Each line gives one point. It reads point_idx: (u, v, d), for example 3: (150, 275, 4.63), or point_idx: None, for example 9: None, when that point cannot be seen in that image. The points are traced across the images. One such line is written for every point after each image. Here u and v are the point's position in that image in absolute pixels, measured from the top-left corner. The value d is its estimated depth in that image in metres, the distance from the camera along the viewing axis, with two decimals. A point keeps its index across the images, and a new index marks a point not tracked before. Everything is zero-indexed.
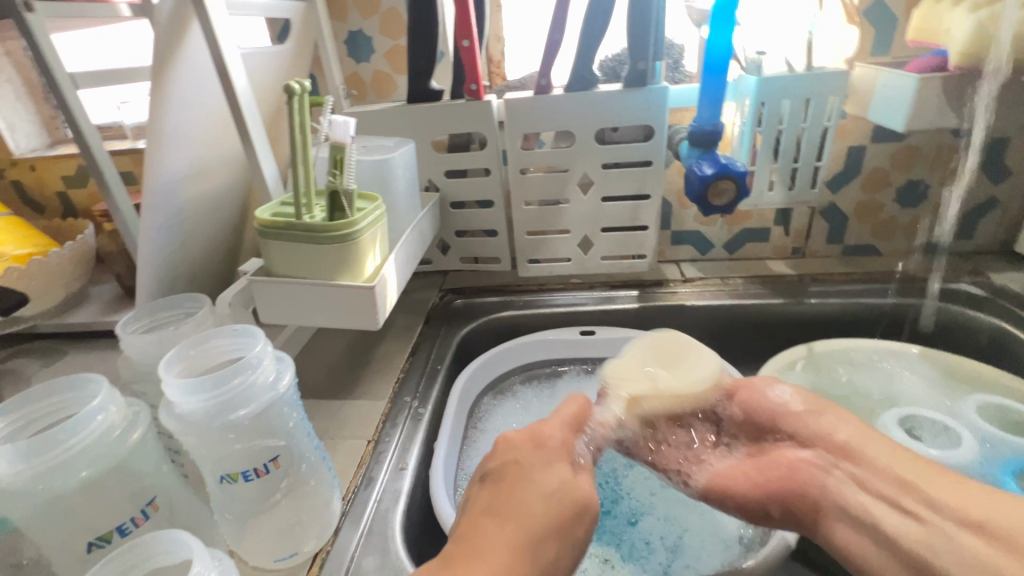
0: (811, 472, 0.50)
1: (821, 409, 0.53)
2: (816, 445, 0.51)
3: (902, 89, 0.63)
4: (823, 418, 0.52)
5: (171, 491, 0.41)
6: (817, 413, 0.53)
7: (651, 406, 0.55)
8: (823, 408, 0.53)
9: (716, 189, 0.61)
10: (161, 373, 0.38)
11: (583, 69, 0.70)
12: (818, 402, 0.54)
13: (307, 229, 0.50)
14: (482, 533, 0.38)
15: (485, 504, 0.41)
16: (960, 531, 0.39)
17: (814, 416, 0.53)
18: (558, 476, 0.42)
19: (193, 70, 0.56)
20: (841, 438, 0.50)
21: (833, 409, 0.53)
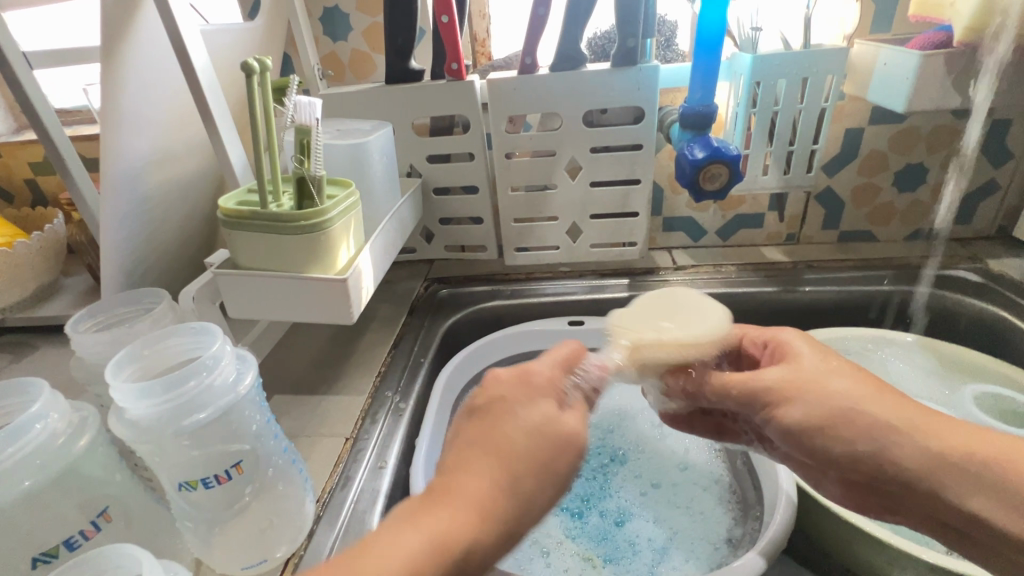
0: (875, 500, 0.42)
1: (858, 425, 0.39)
2: (863, 483, 0.41)
3: (903, 67, 0.59)
4: (866, 433, 0.39)
5: (129, 499, 0.38)
6: (847, 451, 0.39)
7: (654, 356, 0.45)
8: (850, 425, 0.39)
9: (707, 174, 0.59)
10: (109, 378, 0.35)
11: (569, 48, 0.67)
12: (850, 415, 0.39)
13: (272, 219, 0.47)
14: (458, 478, 0.32)
15: (466, 440, 0.34)
16: None
17: (849, 437, 0.39)
18: (540, 410, 0.35)
19: (147, 46, 0.52)
20: (894, 473, 0.38)
21: (870, 411, 0.39)
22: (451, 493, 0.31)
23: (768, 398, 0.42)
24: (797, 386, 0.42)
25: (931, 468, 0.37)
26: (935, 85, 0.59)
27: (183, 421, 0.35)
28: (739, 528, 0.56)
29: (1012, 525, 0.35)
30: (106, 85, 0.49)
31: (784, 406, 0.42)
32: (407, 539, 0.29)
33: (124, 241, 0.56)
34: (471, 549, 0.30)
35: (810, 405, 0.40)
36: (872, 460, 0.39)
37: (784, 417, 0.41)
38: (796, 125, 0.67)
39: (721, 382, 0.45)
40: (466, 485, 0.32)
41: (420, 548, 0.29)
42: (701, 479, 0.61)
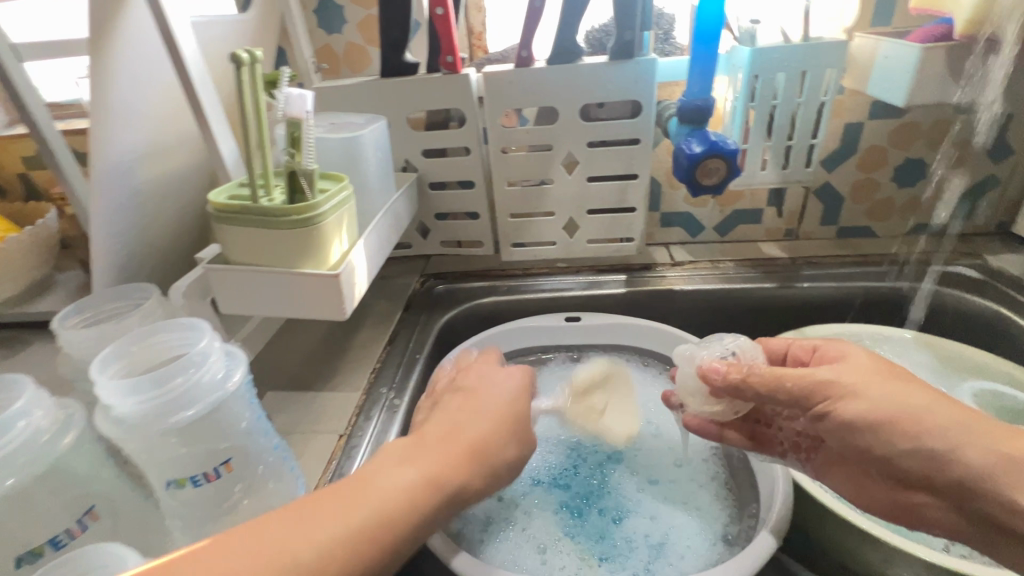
0: (925, 509, 0.42)
1: (922, 421, 0.39)
2: (923, 486, 0.41)
3: (903, 60, 0.58)
4: (927, 433, 0.39)
5: (116, 497, 0.38)
6: (908, 445, 0.40)
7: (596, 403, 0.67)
8: (910, 419, 0.39)
9: (705, 169, 0.58)
10: (94, 375, 0.35)
11: (566, 41, 0.66)
12: (911, 411, 0.39)
13: (263, 213, 0.46)
14: (455, 430, 0.42)
15: (457, 406, 0.46)
16: None
17: (911, 432, 0.39)
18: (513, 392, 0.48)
19: (136, 37, 0.51)
20: (951, 474, 0.38)
21: (933, 409, 0.39)
22: (439, 443, 0.41)
23: (825, 390, 0.42)
24: (859, 380, 0.42)
25: (996, 471, 0.36)
26: (935, 78, 0.58)
27: (170, 418, 0.35)
28: (735, 524, 0.55)
29: None
30: (95, 77, 0.49)
31: (843, 399, 0.42)
32: (407, 467, 0.37)
33: (115, 236, 0.55)
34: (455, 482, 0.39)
35: (868, 399, 0.41)
36: (931, 456, 0.39)
37: (842, 410, 0.41)
38: (794, 120, 0.66)
39: (774, 372, 0.44)
40: (452, 440, 0.41)
41: (418, 474, 0.37)
42: (698, 475, 0.61)
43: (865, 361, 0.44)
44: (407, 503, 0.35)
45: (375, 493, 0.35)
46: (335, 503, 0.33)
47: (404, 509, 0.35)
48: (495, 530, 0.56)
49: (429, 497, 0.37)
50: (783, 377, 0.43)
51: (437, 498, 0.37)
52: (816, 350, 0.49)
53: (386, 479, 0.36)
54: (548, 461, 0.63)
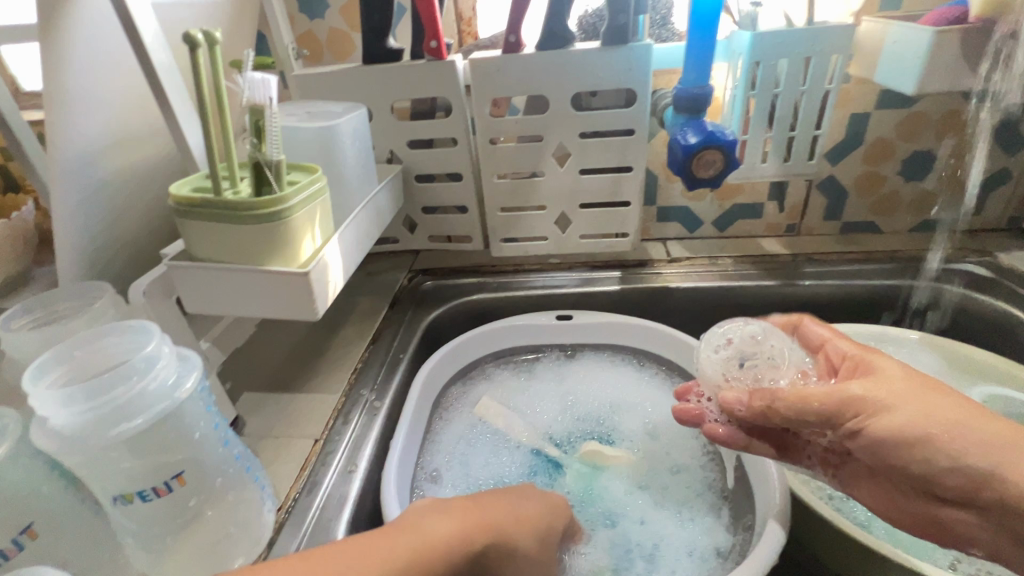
0: (965, 528, 0.39)
1: (959, 434, 0.37)
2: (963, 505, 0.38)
3: (913, 45, 0.55)
4: (964, 445, 0.37)
5: (61, 511, 0.35)
6: (946, 458, 0.37)
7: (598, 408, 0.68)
8: (949, 432, 0.37)
9: (701, 161, 0.54)
10: (27, 384, 0.32)
11: (556, 26, 0.63)
12: (961, 427, 0.37)
13: (225, 207, 0.43)
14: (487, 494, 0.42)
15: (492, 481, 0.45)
16: None
17: (958, 448, 0.37)
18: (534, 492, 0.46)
19: (94, 19, 0.48)
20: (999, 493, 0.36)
21: (971, 428, 0.37)
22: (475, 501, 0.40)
23: (856, 406, 0.39)
24: (900, 395, 0.39)
25: None
26: (948, 65, 0.54)
27: (111, 430, 0.32)
28: (728, 535, 0.52)
29: None
30: (48, 61, 0.46)
31: (875, 415, 0.39)
32: (445, 517, 0.37)
33: (80, 232, 0.52)
34: (483, 539, 0.38)
35: (907, 415, 0.38)
36: (974, 475, 0.36)
37: (876, 427, 0.39)
38: (797, 109, 0.63)
39: (799, 391, 0.41)
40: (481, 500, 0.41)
41: (452, 527, 0.37)
42: (691, 482, 0.58)
43: (899, 374, 0.41)
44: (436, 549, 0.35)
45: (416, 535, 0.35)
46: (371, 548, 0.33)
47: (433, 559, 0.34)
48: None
49: (460, 547, 0.36)
50: (809, 398, 0.41)
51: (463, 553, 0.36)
52: (849, 356, 0.45)
53: (418, 527, 0.36)
54: (534, 468, 0.61)
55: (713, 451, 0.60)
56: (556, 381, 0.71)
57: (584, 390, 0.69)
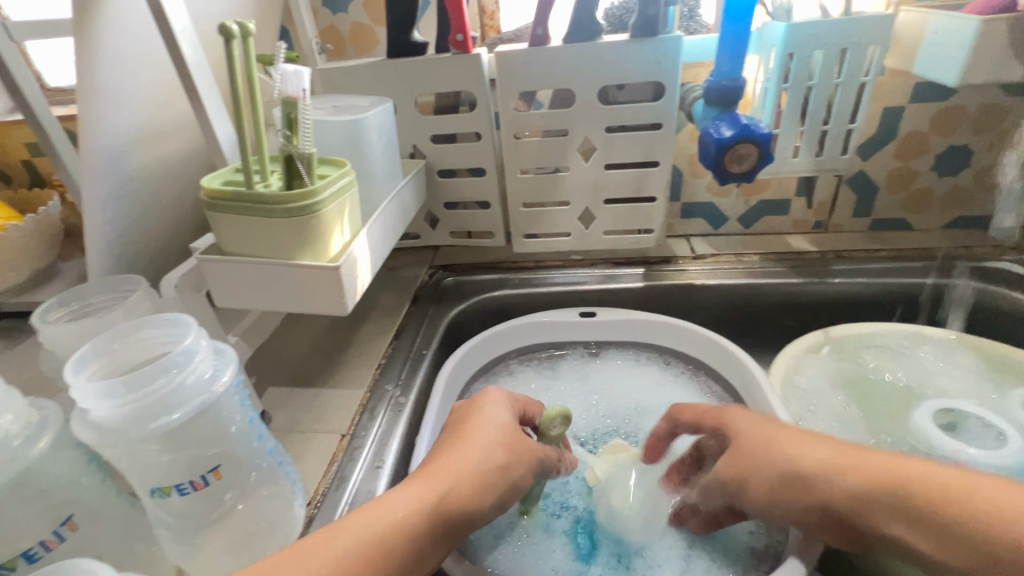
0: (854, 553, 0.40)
1: (803, 469, 0.39)
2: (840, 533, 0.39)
3: (957, 34, 0.53)
4: (814, 482, 0.38)
5: (98, 504, 0.35)
6: (800, 494, 0.39)
7: (619, 404, 0.67)
8: (795, 475, 0.39)
9: (734, 154, 0.53)
10: (69, 373, 0.32)
11: (583, 17, 0.62)
12: (837, 461, 0.38)
13: (258, 200, 0.43)
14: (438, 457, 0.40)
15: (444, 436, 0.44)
16: None
17: (829, 484, 0.38)
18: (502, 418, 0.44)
19: (126, 12, 0.48)
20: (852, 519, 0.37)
21: (813, 463, 0.39)
22: (440, 461, 0.40)
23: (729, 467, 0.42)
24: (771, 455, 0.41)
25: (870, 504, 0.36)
26: (994, 54, 0.52)
27: (151, 423, 0.32)
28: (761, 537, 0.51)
29: (957, 558, 0.33)
30: (82, 55, 0.46)
31: (744, 473, 0.41)
32: (396, 495, 0.37)
33: (109, 227, 0.52)
34: (453, 498, 0.38)
35: (789, 464, 0.40)
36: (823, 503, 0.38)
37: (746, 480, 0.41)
38: (831, 103, 0.61)
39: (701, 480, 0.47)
40: (438, 460, 0.40)
41: (409, 503, 0.37)
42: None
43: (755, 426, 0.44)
44: (406, 525, 0.36)
45: (365, 525, 0.35)
46: (340, 541, 0.34)
47: (407, 532, 0.35)
48: (506, 539, 0.52)
49: (429, 518, 0.37)
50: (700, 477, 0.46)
51: (435, 521, 0.37)
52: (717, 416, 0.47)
53: (381, 507, 0.36)
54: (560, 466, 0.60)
55: None
56: (579, 379, 0.70)
57: (607, 389, 0.68)
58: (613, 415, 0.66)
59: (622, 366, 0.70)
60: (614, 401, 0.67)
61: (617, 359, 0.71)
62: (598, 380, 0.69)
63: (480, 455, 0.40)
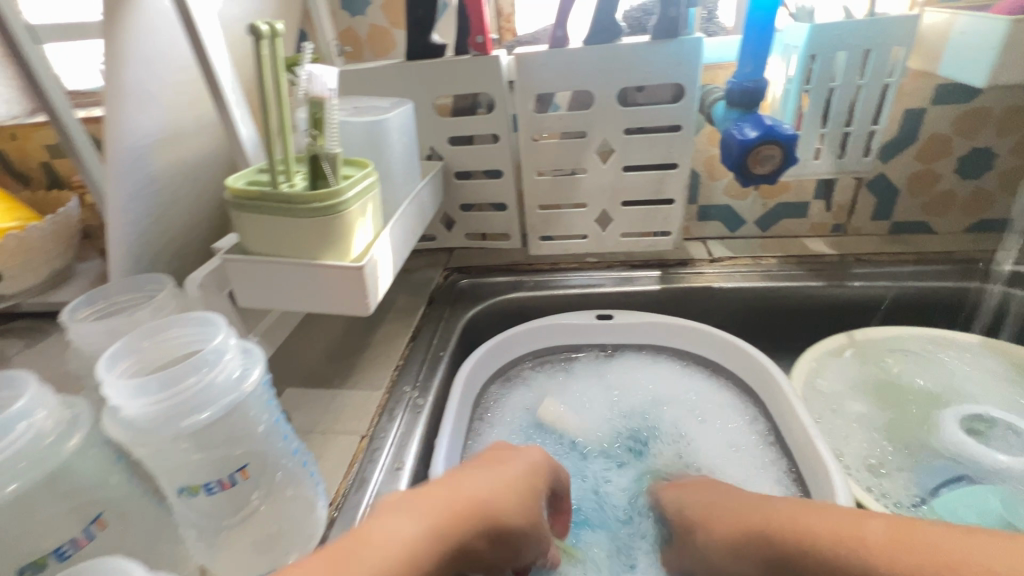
0: None
1: (711, 522, 0.43)
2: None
3: (984, 35, 0.52)
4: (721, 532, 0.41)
5: (126, 503, 0.35)
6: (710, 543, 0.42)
7: (640, 403, 0.66)
8: (708, 528, 0.43)
9: (757, 156, 0.53)
10: (101, 372, 0.32)
11: (603, 18, 0.61)
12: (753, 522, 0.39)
13: (284, 200, 0.43)
14: (460, 484, 0.39)
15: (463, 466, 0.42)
16: None
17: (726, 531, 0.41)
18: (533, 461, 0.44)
19: (153, 13, 0.49)
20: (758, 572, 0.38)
21: (720, 522, 0.42)
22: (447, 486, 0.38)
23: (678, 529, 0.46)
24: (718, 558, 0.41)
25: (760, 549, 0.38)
26: (1023, 55, 0.51)
27: (182, 421, 0.32)
28: None
29: None
30: (108, 56, 0.46)
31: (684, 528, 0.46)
32: (410, 519, 0.34)
33: (131, 227, 0.53)
34: (466, 532, 0.35)
35: (723, 539, 0.41)
36: (730, 553, 0.40)
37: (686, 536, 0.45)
38: (853, 105, 0.61)
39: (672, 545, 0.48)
40: (444, 483, 0.38)
41: (421, 528, 0.33)
42: (749, 465, 0.57)
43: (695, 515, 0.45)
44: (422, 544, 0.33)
45: (374, 541, 0.31)
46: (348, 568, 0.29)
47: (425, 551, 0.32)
48: None
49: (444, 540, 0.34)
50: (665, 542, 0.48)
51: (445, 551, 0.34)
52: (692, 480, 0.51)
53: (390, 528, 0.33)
54: (590, 471, 0.59)
55: (771, 444, 0.58)
56: (596, 377, 0.69)
57: (622, 385, 0.68)
58: (634, 415, 0.65)
59: (642, 365, 0.69)
60: (634, 400, 0.66)
61: (636, 359, 0.70)
62: (618, 380, 0.68)
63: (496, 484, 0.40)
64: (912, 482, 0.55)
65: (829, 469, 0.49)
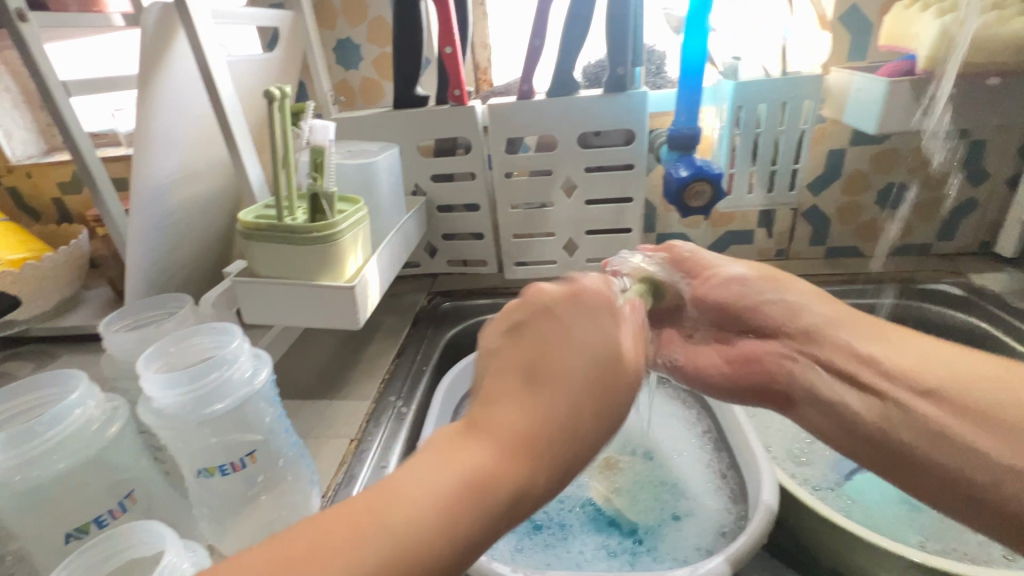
0: (779, 363, 0.50)
1: (780, 277, 0.53)
2: (781, 335, 0.51)
3: (871, 92, 0.62)
4: (783, 292, 0.52)
5: (151, 485, 0.42)
6: (775, 285, 0.53)
7: None
8: (770, 285, 0.53)
9: (692, 191, 0.62)
10: (139, 369, 0.40)
11: (563, 75, 0.72)
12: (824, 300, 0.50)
13: (287, 230, 0.51)
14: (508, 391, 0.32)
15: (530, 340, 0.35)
16: (913, 401, 0.40)
17: (785, 287, 0.52)
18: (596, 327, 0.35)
19: (180, 75, 0.57)
20: (828, 334, 0.47)
21: (793, 283, 0.52)
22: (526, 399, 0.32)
23: (700, 269, 0.58)
24: (750, 319, 0.54)
25: (830, 324, 0.48)
26: (903, 110, 0.61)
27: (202, 410, 0.39)
28: (732, 517, 0.56)
29: (889, 363, 0.43)
30: (141, 111, 0.55)
31: (711, 269, 0.57)
32: (437, 468, 0.30)
33: (148, 254, 0.60)
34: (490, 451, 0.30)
35: (784, 289, 0.52)
36: (787, 306, 0.51)
37: (723, 270, 0.56)
38: (778, 147, 0.71)
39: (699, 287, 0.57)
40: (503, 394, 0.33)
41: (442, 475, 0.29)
42: (695, 463, 0.64)
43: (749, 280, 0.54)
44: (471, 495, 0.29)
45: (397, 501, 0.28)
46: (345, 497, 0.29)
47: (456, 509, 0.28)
48: (503, 546, 0.57)
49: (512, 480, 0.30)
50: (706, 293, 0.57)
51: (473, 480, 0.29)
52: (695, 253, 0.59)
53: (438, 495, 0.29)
54: None
55: (712, 445, 0.65)
56: None
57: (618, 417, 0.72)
58: None
59: None
60: None
61: None
62: None
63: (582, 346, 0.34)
64: (830, 469, 0.61)
65: (758, 458, 0.54)
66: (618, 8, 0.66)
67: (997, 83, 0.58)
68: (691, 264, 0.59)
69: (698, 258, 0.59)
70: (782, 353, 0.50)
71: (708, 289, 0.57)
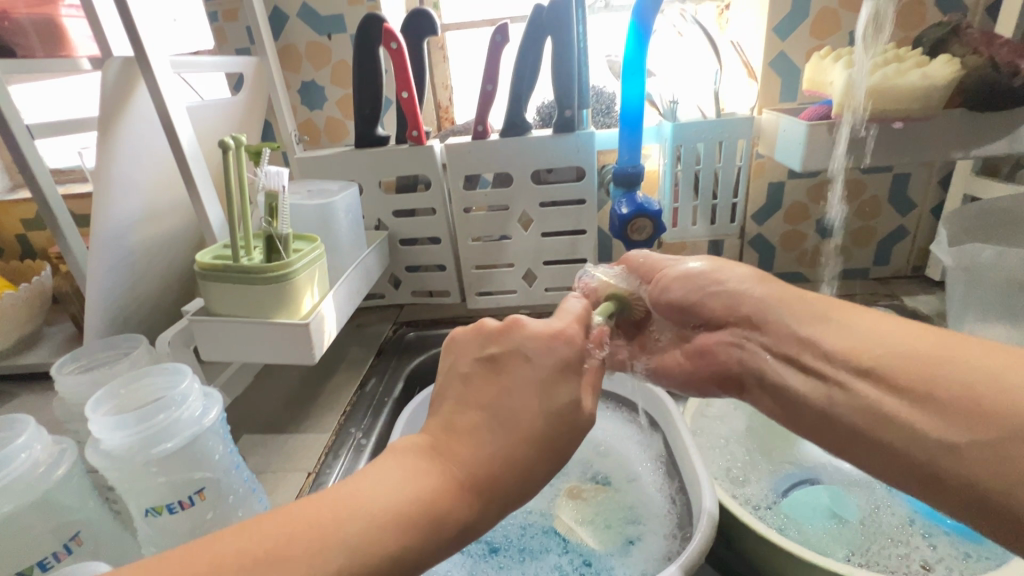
0: (730, 350, 0.48)
1: (729, 269, 0.50)
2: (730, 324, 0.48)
3: (796, 133, 0.67)
4: (731, 287, 0.49)
5: (99, 526, 0.43)
6: (722, 274, 0.50)
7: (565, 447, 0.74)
8: (725, 274, 0.49)
9: (635, 226, 0.66)
10: (88, 412, 0.41)
11: (515, 116, 0.76)
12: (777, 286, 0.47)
13: (242, 270, 0.53)
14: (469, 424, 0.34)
15: (496, 380, 0.35)
16: (853, 378, 0.37)
17: (735, 276, 0.49)
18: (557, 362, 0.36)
19: (141, 122, 0.60)
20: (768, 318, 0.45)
21: (739, 270, 0.49)
22: (492, 393, 0.35)
23: (654, 271, 0.56)
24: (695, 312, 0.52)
25: (777, 304, 0.45)
26: (823, 149, 0.66)
27: (151, 449, 0.40)
28: (676, 543, 0.57)
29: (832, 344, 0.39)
30: (102, 158, 0.57)
31: (665, 269, 0.55)
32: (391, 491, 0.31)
33: (107, 294, 0.61)
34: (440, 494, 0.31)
35: (740, 282, 0.48)
36: (735, 295, 0.48)
37: (672, 269, 0.54)
38: (718, 182, 0.76)
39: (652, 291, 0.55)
40: (465, 413, 0.35)
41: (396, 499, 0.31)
42: (647, 488, 0.65)
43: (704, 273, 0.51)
44: (447, 503, 0.31)
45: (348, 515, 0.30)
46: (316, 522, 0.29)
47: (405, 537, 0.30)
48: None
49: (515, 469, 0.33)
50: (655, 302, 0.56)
51: (424, 517, 0.30)
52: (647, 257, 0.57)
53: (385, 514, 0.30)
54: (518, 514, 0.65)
55: (664, 468, 0.66)
56: None
57: None
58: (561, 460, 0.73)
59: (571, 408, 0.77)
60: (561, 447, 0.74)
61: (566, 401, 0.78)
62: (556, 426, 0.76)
63: (536, 375, 0.35)
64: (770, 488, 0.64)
65: (700, 478, 0.56)
66: (563, 56, 0.71)
67: (902, 127, 0.64)
68: (645, 269, 0.57)
69: (652, 261, 0.56)
70: (731, 341, 0.48)
71: (662, 290, 0.54)
